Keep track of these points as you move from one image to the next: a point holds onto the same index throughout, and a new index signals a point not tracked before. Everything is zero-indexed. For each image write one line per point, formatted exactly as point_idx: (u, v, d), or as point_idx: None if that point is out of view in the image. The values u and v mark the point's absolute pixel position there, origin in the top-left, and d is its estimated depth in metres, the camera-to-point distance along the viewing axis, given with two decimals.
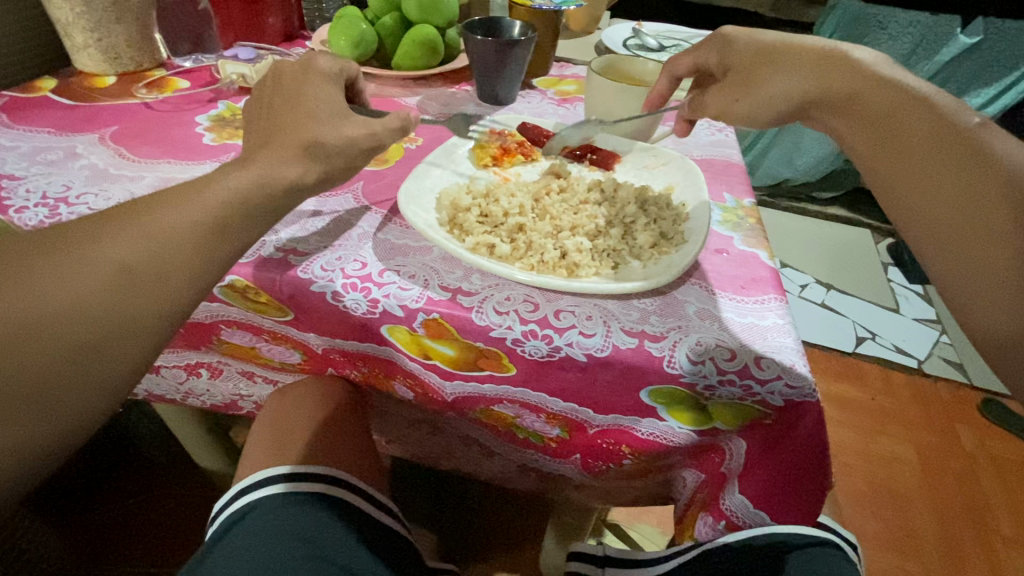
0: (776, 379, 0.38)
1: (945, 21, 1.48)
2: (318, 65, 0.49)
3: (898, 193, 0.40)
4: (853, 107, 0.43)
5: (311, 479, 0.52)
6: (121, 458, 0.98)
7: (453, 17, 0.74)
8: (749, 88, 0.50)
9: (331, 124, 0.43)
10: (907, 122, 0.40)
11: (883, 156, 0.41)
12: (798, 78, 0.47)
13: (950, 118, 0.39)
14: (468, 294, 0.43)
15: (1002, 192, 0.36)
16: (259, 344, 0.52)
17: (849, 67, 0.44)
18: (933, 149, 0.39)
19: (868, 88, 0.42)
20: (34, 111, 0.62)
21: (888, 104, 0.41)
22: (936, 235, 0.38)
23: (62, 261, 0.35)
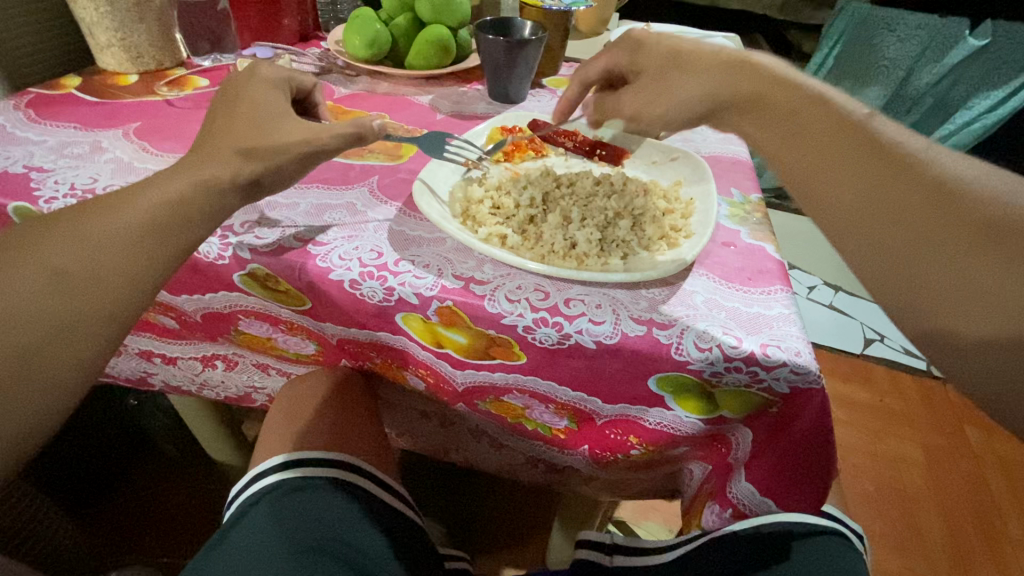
0: (782, 365, 0.39)
1: (953, 23, 1.49)
2: (259, 72, 0.51)
3: (822, 189, 0.38)
4: (763, 108, 0.42)
5: (328, 464, 0.54)
6: (135, 451, 1.00)
7: (465, 17, 0.75)
8: (666, 85, 0.48)
9: (267, 130, 0.45)
10: (811, 120, 0.40)
11: (803, 152, 0.40)
12: (710, 78, 0.45)
13: (847, 114, 0.40)
14: (481, 283, 0.44)
15: (905, 176, 0.36)
16: (275, 335, 0.53)
17: (755, 70, 0.44)
18: (843, 143, 0.38)
19: (772, 91, 0.42)
20: (60, 108, 0.64)
21: (790, 104, 0.41)
22: (861, 228, 0.36)
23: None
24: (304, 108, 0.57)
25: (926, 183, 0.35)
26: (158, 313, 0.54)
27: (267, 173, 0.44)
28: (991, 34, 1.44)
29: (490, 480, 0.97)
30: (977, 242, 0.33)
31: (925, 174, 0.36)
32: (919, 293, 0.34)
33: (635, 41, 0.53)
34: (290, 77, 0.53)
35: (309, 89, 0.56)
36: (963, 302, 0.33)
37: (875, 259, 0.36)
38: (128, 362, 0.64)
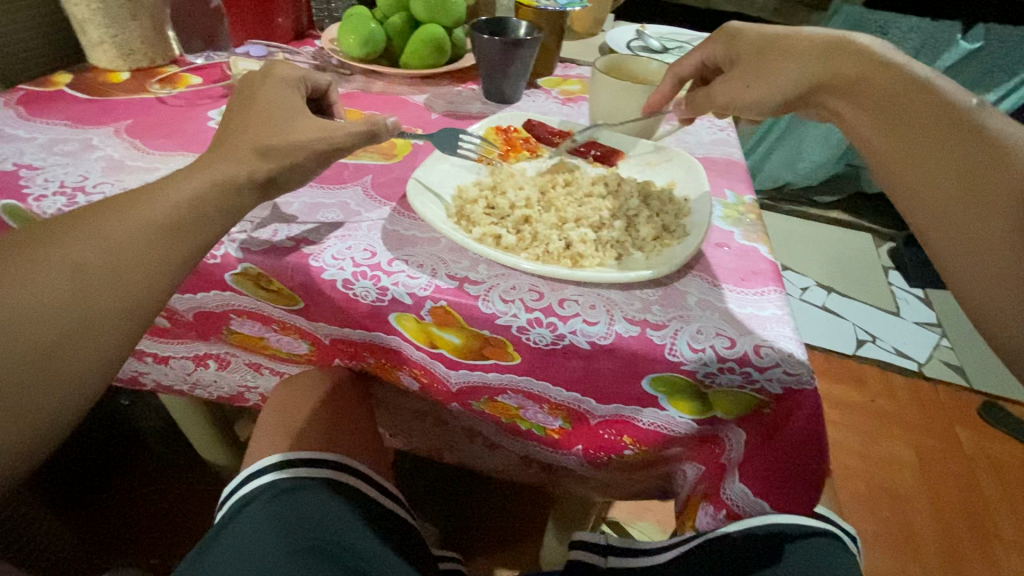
0: (774, 366, 0.39)
1: (946, 27, 1.51)
2: (276, 73, 0.51)
3: (904, 170, 0.41)
4: (861, 90, 0.45)
5: (319, 464, 0.54)
6: (125, 452, 0.99)
7: (460, 17, 0.75)
8: (763, 74, 0.52)
9: (285, 130, 0.45)
10: (910, 104, 0.42)
11: (887, 133, 0.42)
12: (808, 64, 0.49)
13: (955, 102, 0.41)
14: (475, 283, 0.44)
15: (1003, 169, 0.37)
16: (267, 335, 0.53)
17: (858, 55, 0.46)
18: (937, 130, 0.40)
19: (875, 73, 0.44)
20: (50, 105, 0.63)
21: (895, 87, 0.43)
22: (939, 214, 0.39)
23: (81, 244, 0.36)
24: (319, 105, 0.57)
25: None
26: (149, 312, 0.54)
27: (260, 174, 0.44)
28: (983, 37, 1.50)
29: (484, 480, 0.97)
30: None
31: (1022, 159, 0.37)
32: (987, 269, 0.37)
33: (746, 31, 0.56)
34: (306, 76, 0.53)
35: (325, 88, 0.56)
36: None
37: (952, 234, 0.38)
38: (117, 362, 0.64)
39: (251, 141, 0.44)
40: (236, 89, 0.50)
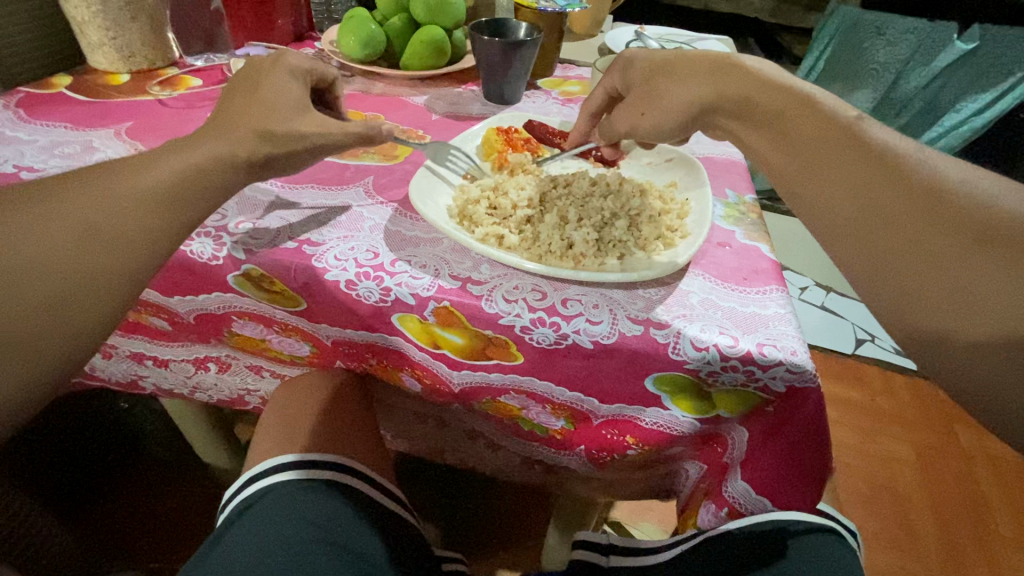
0: (778, 364, 0.39)
1: (941, 28, 1.52)
2: (286, 60, 0.49)
3: (807, 188, 0.41)
4: (750, 115, 0.45)
5: (321, 466, 0.54)
6: (125, 457, 0.99)
7: (460, 18, 0.75)
8: (654, 99, 0.49)
9: (283, 117, 0.45)
10: (799, 122, 0.42)
11: (789, 153, 0.42)
12: (700, 83, 0.47)
13: (836, 117, 0.42)
14: (478, 283, 0.44)
15: (893, 177, 0.38)
16: (270, 336, 0.53)
17: (739, 77, 0.46)
18: (833, 145, 0.40)
19: (755, 98, 0.44)
20: (50, 107, 0.63)
21: (781, 106, 0.43)
22: (847, 230, 0.39)
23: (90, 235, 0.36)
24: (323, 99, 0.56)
25: (913, 182, 0.38)
26: (150, 314, 0.54)
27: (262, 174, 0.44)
28: (979, 37, 1.46)
29: (485, 481, 0.97)
30: (942, 234, 0.36)
31: (907, 170, 0.38)
32: (893, 280, 0.37)
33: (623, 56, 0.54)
34: (314, 66, 0.52)
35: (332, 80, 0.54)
36: (928, 282, 0.36)
37: (858, 254, 0.38)
38: (118, 365, 0.63)
39: (251, 124, 0.44)
40: (240, 73, 0.49)
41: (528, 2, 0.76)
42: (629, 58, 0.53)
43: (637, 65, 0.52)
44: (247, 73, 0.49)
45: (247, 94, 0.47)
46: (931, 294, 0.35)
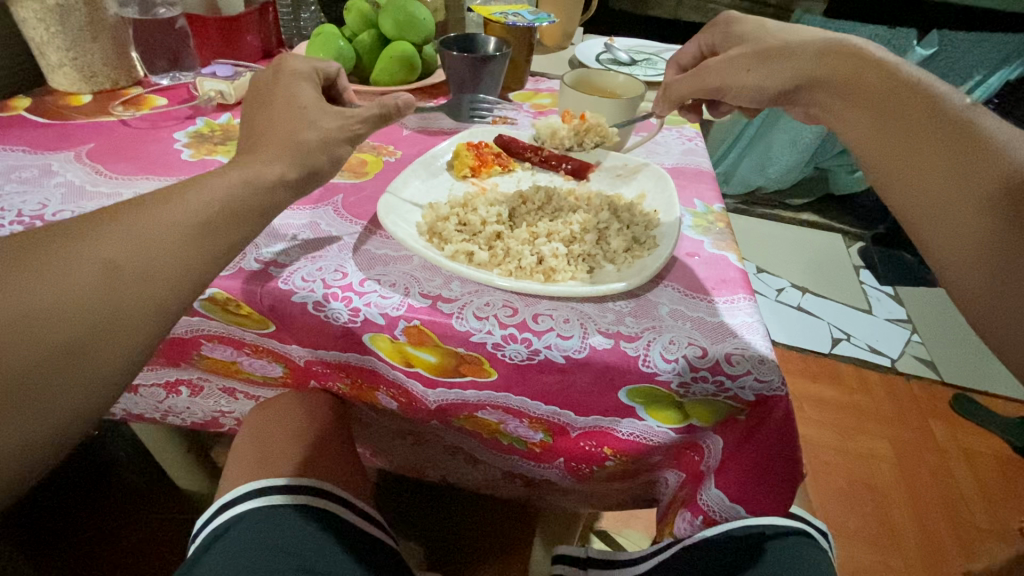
0: (746, 373, 0.40)
1: (901, 35, 1.59)
2: (289, 65, 0.51)
3: (898, 163, 0.40)
4: (853, 82, 0.43)
5: (292, 491, 0.53)
6: (94, 483, 0.96)
7: (430, 34, 0.76)
8: (766, 59, 0.49)
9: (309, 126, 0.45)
10: (906, 101, 0.40)
11: (885, 129, 0.41)
12: (806, 59, 0.46)
13: (945, 100, 0.40)
14: (448, 301, 0.44)
15: (995, 167, 0.36)
16: (239, 359, 0.52)
17: (853, 53, 0.44)
18: (937, 128, 0.39)
19: (865, 63, 0.43)
20: (8, 130, 0.61)
21: (888, 84, 0.42)
22: (929, 213, 0.38)
23: (67, 271, 0.34)
24: (330, 93, 0.57)
25: (1014, 175, 0.35)
26: None
27: None
28: (937, 44, 1.58)
29: (468, 495, 0.96)
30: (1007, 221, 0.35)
31: (1009, 162, 0.36)
32: (959, 268, 0.37)
33: (729, 20, 0.57)
34: (317, 67, 0.53)
35: (335, 77, 0.56)
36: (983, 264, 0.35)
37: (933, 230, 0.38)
38: None
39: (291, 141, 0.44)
40: (248, 95, 0.49)
41: (496, 17, 0.76)
42: (731, 20, 0.57)
43: (745, 27, 0.55)
44: (262, 98, 0.48)
45: (266, 109, 0.47)
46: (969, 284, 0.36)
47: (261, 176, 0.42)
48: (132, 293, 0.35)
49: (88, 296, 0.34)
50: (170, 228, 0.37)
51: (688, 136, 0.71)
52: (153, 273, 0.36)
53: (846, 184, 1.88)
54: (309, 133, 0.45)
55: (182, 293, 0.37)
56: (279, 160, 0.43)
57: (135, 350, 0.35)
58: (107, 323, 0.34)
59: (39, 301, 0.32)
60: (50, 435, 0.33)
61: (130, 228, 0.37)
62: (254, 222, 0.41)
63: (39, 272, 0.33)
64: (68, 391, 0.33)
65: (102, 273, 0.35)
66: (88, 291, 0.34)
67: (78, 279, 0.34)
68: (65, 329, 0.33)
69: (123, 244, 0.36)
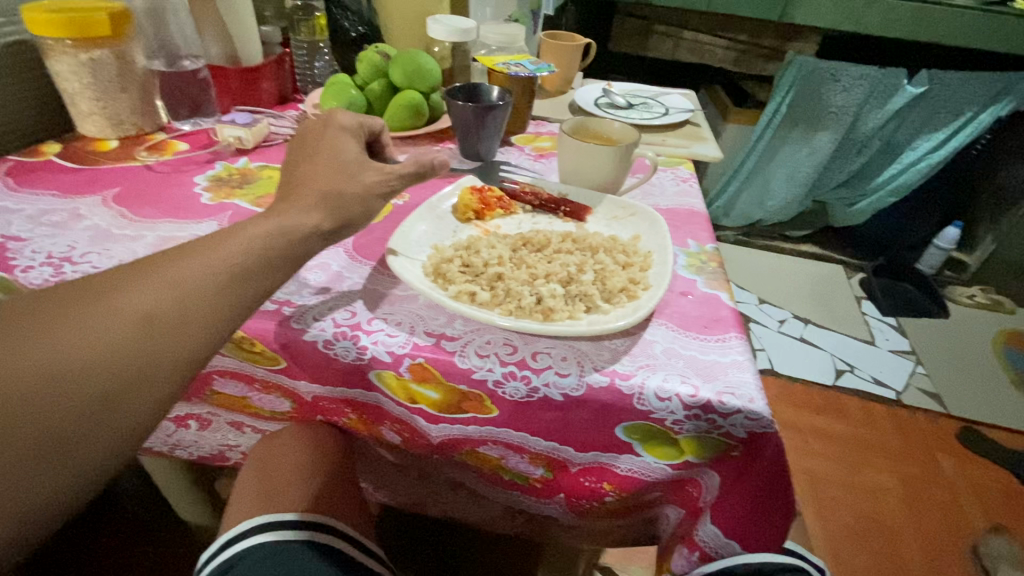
0: (737, 412, 0.41)
1: (893, 73, 1.60)
2: (338, 119, 0.54)
3: None
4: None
5: (301, 526, 0.54)
6: (99, 517, 0.96)
7: (436, 82, 0.80)
8: None
9: (319, 176, 0.48)
10: None
11: None
12: None
13: None
14: (451, 339, 0.47)
15: None
16: (251, 394, 0.54)
17: None
18: None
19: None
20: (40, 175, 0.65)
21: None
22: None
23: (92, 311, 0.36)
24: (371, 148, 0.60)
25: None
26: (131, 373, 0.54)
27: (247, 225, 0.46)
28: (928, 82, 1.60)
29: (470, 531, 0.96)
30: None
31: None
32: None
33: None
34: (362, 122, 0.57)
35: (379, 132, 0.59)
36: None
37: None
38: None
39: (306, 189, 0.47)
40: (295, 136, 0.54)
41: (500, 67, 0.81)
42: None
43: None
44: (301, 149, 0.52)
45: (289, 164, 0.51)
46: None
47: (281, 218, 0.45)
48: (165, 342, 0.36)
49: (123, 346, 0.35)
50: (196, 271, 0.39)
51: (682, 177, 0.75)
52: (188, 320, 0.38)
53: (843, 216, 1.90)
54: (326, 184, 0.48)
55: (212, 343, 0.38)
56: (297, 210, 0.46)
57: (164, 397, 0.37)
58: (138, 370, 0.35)
59: (74, 349, 0.34)
60: (82, 476, 0.34)
61: (172, 275, 0.39)
62: (283, 264, 0.43)
63: (78, 320, 0.35)
64: (96, 437, 0.34)
65: (140, 324, 0.36)
66: (122, 341, 0.35)
67: (121, 329, 0.36)
68: (98, 377, 0.34)
69: (158, 294, 0.37)
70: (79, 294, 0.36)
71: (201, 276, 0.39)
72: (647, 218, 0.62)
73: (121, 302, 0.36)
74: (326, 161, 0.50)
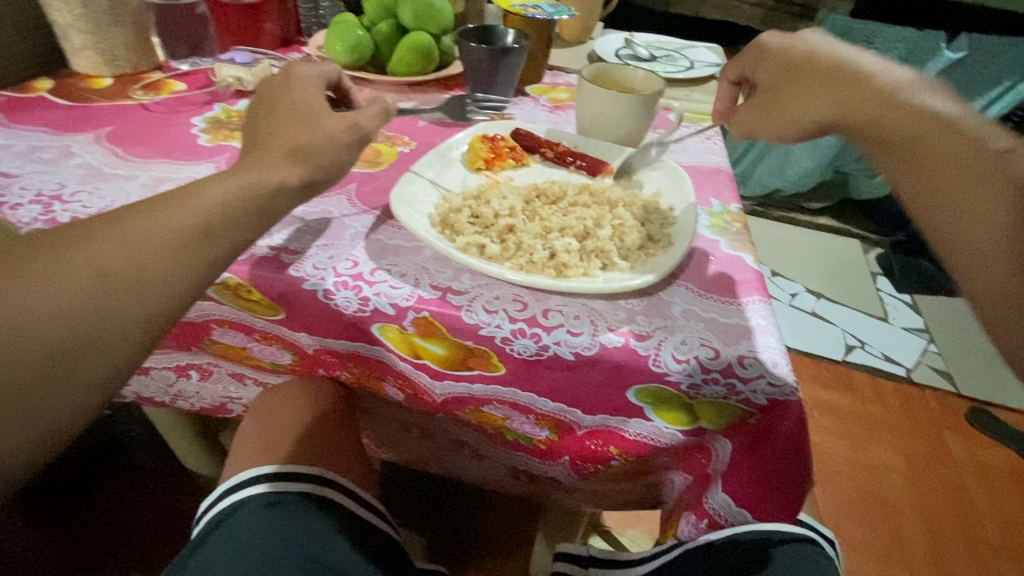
0: (759, 377, 0.39)
1: (931, 36, 1.51)
2: (297, 73, 0.49)
3: (959, 229, 0.41)
4: (880, 131, 0.44)
5: (299, 478, 0.53)
6: (105, 463, 0.97)
7: (448, 25, 0.75)
8: (834, 85, 0.46)
9: (315, 117, 0.45)
10: (945, 148, 0.41)
11: (922, 179, 0.42)
12: (841, 91, 0.46)
13: (982, 148, 0.41)
14: (459, 293, 0.44)
15: None
16: (250, 345, 0.52)
17: (876, 90, 0.44)
18: (985, 193, 0.40)
19: (898, 102, 0.44)
20: (32, 110, 0.62)
21: (920, 129, 0.42)
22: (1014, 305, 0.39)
23: (45, 269, 0.34)
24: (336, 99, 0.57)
25: None
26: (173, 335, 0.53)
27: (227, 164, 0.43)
28: (967, 47, 1.50)
29: (470, 490, 0.96)
30: None
31: None
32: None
33: (756, 39, 0.53)
34: (322, 73, 0.52)
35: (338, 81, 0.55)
36: None
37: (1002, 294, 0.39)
38: None
39: (306, 134, 0.44)
40: (256, 93, 0.48)
41: (516, 9, 0.76)
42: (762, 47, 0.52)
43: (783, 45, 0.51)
44: (299, 85, 0.48)
45: (274, 106, 0.46)
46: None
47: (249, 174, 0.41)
48: (117, 301, 0.35)
49: (78, 304, 0.34)
50: (163, 222, 0.38)
51: (706, 135, 0.70)
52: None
53: (868, 189, 1.81)
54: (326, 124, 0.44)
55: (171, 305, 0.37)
56: (293, 158, 0.43)
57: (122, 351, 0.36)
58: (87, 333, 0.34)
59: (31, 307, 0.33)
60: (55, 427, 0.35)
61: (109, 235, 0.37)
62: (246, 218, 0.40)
63: (33, 276, 0.34)
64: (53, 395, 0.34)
65: (94, 280, 0.35)
66: (75, 298, 0.34)
67: (71, 283, 0.35)
68: (45, 339, 0.33)
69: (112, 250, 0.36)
70: (37, 250, 0.35)
71: (165, 227, 0.37)
72: (665, 176, 0.58)
73: (74, 264, 0.35)
74: (325, 103, 0.47)
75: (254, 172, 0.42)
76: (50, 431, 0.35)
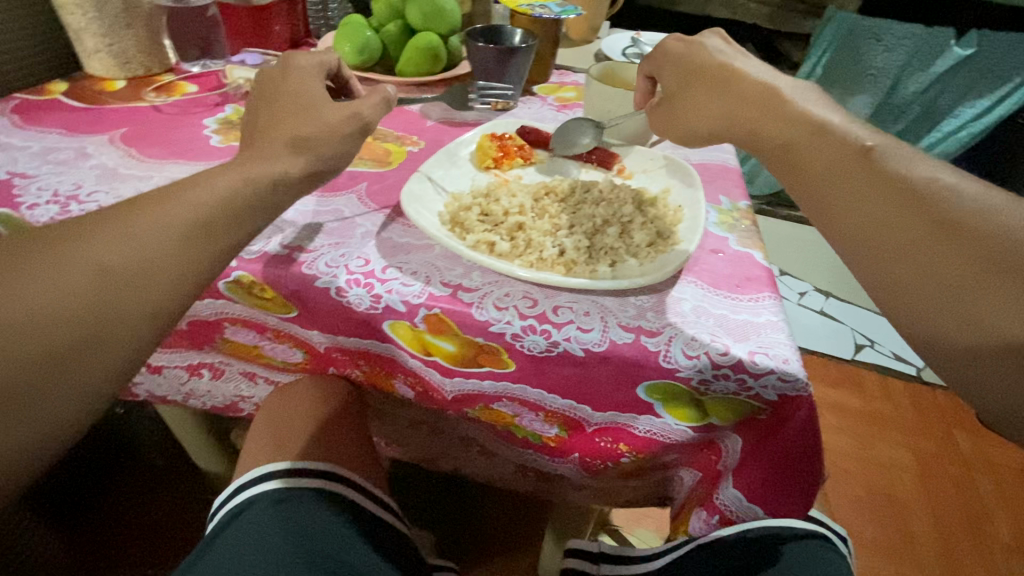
0: (770, 372, 0.39)
1: (939, 34, 1.50)
2: (299, 63, 0.51)
3: (840, 222, 0.40)
4: (758, 134, 0.45)
5: (310, 474, 0.54)
6: (118, 461, 0.98)
7: (456, 25, 0.75)
8: (720, 90, 0.48)
9: (325, 117, 0.46)
10: (815, 151, 0.42)
11: (802, 181, 0.42)
12: (730, 97, 0.47)
13: (853, 146, 0.41)
14: (469, 290, 0.44)
15: (931, 227, 0.37)
16: (262, 343, 0.52)
17: (757, 97, 0.46)
18: (862, 187, 0.39)
19: (782, 107, 0.44)
20: (47, 112, 0.63)
21: (799, 132, 0.43)
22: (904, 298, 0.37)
23: (64, 263, 0.35)
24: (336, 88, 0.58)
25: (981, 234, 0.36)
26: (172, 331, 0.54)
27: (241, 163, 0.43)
28: (976, 44, 1.46)
29: (478, 488, 0.96)
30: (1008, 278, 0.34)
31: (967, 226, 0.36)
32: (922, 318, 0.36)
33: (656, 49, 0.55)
34: (322, 63, 0.53)
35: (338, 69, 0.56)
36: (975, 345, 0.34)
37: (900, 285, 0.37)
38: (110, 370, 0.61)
39: (315, 134, 0.45)
40: (256, 87, 0.50)
41: (523, 9, 0.76)
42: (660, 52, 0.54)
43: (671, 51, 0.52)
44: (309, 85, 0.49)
45: (286, 105, 0.47)
46: (913, 278, 0.37)
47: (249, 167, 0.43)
48: (127, 297, 0.36)
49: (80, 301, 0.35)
50: (176, 217, 0.38)
51: None
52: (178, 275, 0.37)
53: None
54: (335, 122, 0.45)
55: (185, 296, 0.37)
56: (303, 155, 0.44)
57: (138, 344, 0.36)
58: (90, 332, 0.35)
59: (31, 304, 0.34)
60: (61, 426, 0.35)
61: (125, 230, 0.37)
62: (250, 214, 0.41)
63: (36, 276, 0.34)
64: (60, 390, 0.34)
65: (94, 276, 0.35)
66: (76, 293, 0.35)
67: (74, 278, 0.35)
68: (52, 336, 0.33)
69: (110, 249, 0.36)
70: (56, 246, 0.36)
71: (178, 223, 0.38)
72: (680, 171, 0.58)
73: (72, 262, 0.35)
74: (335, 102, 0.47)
75: (266, 170, 0.43)
76: (56, 426, 0.35)
